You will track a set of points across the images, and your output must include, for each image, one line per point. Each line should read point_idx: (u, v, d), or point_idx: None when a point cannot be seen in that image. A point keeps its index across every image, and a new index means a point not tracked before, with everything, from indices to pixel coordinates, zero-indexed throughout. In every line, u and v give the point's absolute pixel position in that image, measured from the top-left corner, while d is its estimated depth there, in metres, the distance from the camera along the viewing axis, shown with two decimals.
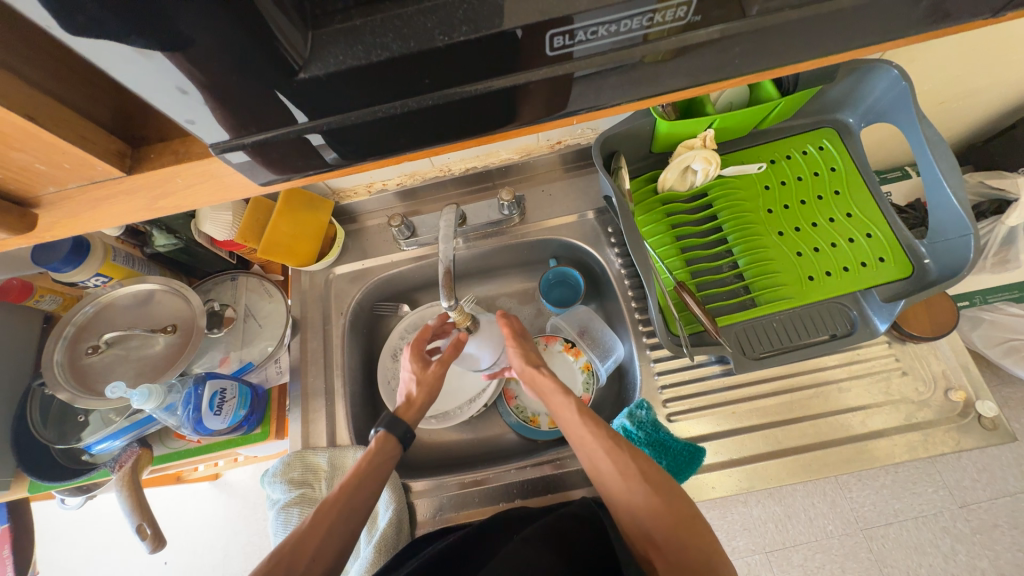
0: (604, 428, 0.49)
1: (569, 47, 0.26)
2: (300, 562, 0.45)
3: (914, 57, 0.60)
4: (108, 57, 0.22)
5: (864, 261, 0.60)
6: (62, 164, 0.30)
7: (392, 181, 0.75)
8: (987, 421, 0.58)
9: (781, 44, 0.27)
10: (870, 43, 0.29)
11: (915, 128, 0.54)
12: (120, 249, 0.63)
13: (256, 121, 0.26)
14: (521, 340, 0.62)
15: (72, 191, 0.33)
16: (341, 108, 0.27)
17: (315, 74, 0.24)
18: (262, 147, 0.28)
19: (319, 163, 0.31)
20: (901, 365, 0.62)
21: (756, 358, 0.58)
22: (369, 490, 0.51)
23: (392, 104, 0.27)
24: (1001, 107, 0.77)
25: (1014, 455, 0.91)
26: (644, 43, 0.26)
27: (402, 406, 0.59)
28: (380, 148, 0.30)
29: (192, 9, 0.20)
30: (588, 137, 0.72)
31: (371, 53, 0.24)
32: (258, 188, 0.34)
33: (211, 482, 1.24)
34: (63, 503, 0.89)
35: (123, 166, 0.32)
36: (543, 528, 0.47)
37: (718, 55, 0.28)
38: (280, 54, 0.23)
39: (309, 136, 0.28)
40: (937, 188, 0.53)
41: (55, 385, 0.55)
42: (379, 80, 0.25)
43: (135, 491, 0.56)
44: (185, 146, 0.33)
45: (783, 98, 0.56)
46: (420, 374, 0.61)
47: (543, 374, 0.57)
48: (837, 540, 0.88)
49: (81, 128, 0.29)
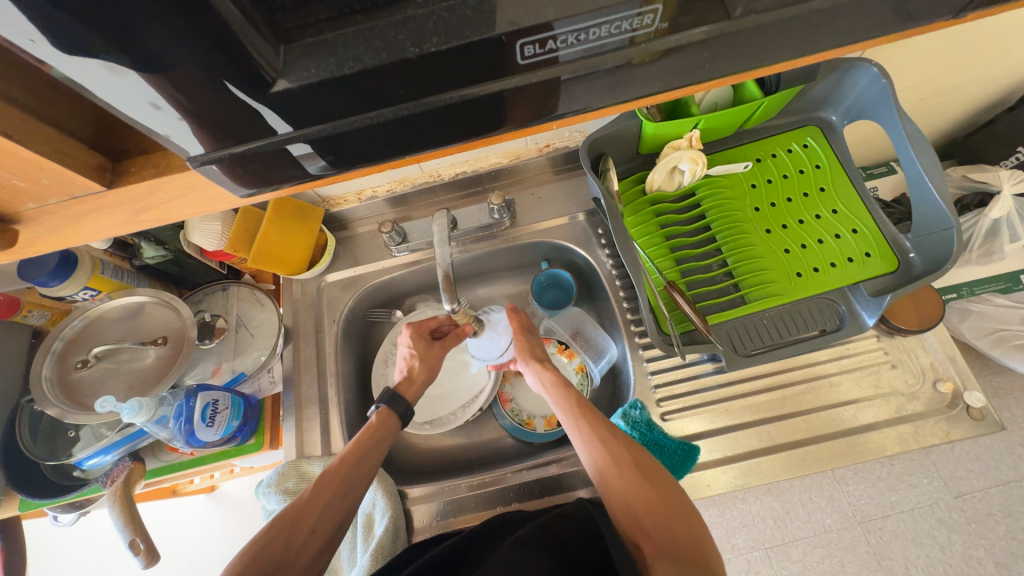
0: (600, 419, 0.53)
1: (541, 55, 0.26)
2: (300, 532, 0.47)
3: (891, 55, 0.61)
4: (80, 72, 0.22)
5: (851, 257, 0.61)
6: (42, 179, 0.31)
7: (381, 188, 0.76)
8: (975, 412, 0.59)
9: (753, 48, 0.28)
10: (839, 45, 0.29)
11: (895, 124, 0.55)
12: (108, 261, 0.62)
13: (234, 132, 0.26)
14: (526, 335, 0.66)
15: (53, 206, 0.34)
16: (319, 119, 0.27)
17: (287, 87, 0.24)
18: (242, 159, 0.28)
19: (301, 175, 0.31)
20: (890, 359, 0.63)
21: (747, 355, 0.59)
22: (369, 469, 0.54)
23: (368, 115, 0.27)
24: (980, 102, 0.78)
25: (1007, 444, 0.92)
26: (625, 49, 0.26)
27: (403, 383, 0.63)
28: (362, 158, 0.30)
29: (164, 24, 0.21)
30: (575, 140, 0.73)
31: (344, 65, 0.24)
32: (241, 200, 0.34)
33: (208, 494, 1.23)
34: (56, 520, 0.89)
35: (103, 180, 0.32)
36: (534, 531, 0.45)
37: (691, 61, 0.28)
38: (252, 68, 0.23)
39: (289, 148, 0.28)
40: (919, 183, 0.54)
41: (44, 401, 0.55)
42: (353, 91, 0.25)
43: (127, 506, 0.55)
44: (166, 159, 0.33)
45: (766, 98, 0.57)
46: (423, 356, 0.65)
47: (547, 368, 0.61)
48: (835, 534, 0.89)
49: (59, 143, 0.30)
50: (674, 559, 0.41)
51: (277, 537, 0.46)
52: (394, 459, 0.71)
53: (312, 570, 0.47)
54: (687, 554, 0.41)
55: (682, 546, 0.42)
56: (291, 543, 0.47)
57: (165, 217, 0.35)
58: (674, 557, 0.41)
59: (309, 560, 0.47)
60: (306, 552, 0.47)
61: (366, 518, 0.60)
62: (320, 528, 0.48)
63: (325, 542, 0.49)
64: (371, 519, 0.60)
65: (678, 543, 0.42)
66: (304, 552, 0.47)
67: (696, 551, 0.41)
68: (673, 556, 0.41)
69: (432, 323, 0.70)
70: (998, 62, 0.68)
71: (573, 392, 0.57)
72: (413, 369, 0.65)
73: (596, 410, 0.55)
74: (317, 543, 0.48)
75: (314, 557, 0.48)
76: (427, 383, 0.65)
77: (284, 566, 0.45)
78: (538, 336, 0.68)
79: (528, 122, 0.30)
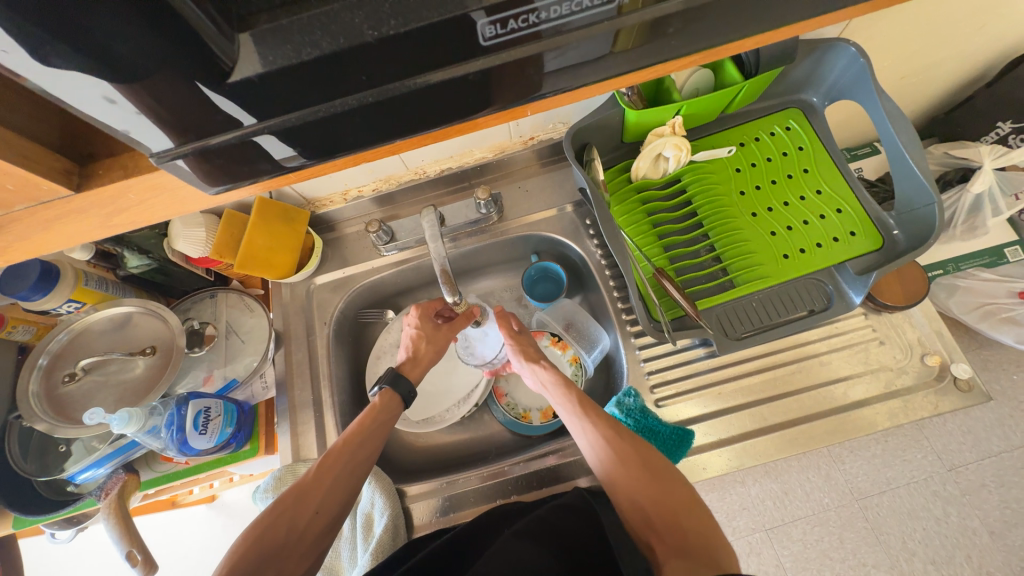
0: (605, 418, 0.53)
1: (502, 36, 0.25)
2: (305, 511, 0.47)
3: (866, 33, 0.62)
4: (25, 69, 0.21)
5: (836, 236, 0.61)
6: (5, 185, 0.29)
7: (367, 187, 0.75)
8: (963, 383, 0.60)
9: (724, 20, 0.28)
10: (809, 15, 0.29)
11: (875, 103, 0.56)
12: (91, 273, 0.62)
13: (200, 125, 0.26)
14: (521, 337, 0.66)
15: (20, 213, 0.32)
16: (283, 108, 0.26)
17: (246, 75, 0.24)
18: (211, 152, 0.27)
19: (273, 168, 0.30)
20: (878, 335, 0.63)
21: (738, 338, 0.59)
22: (372, 447, 0.54)
23: (333, 103, 0.26)
24: (959, 78, 0.79)
25: (996, 416, 0.94)
26: (612, 19, 0.26)
27: (406, 363, 0.63)
28: (336, 148, 0.30)
29: (111, 14, 0.20)
30: (560, 131, 0.73)
31: (302, 51, 0.24)
32: (214, 200, 0.33)
33: (208, 504, 1.22)
34: (54, 537, 0.88)
35: (71, 184, 0.31)
36: (532, 523, 0.46)
37: (661, 39, 0.28)
38: (209, 57, 0.23)
39: (258, 141, 0.27)
40: (901, 161, 0.55)
41: (32, 417, 0.54)
42: (312, 78, 0.25)
43: (122, 519, 0.55)
44: (134, 160, 0.32)
45: (746, 81, 0.56)
46: (429, 337, 0.65)
47: (548, 367, 0.61)
48: (834, 512, 0.90)
49: (22, 148, 0.29)
50: (684, 556, 0.41)
51: (281, 519, 0.46)
52: (391, 458, 0.71)
53: (315, 551, 0.47)
54: (697, 551, 0.41)
55: (692, 543, 0.42)
56: (295, 523, 0.46)
57: (137, 220, 0.34)
58: (685, 554, 0.41)
59: (312, 542, 0.47)
60: (310, 533, 0.47)
61: (365, 518, 0.60)
62: (326, 506, 0.48)
63: (328, 523, 0.49)
64: (370, 519, 0.60)
65: (687, 540, 0.42)
66: (309, 532, 0.47)
67: (708, 547, 0.41)
68: (685, 554, 0.41)
69: (438, 304, 0.69)
70: (976, 37, 0.68)
71: (575, 391, 0.57)
72: (419, 350, 0.65)
73: (599, 407, 0.54)
74: (322, 522, 0.48)
75: (316, 540, 0.47)
76: (431, 364, 0.66)
77: (287, 547, 0.45)
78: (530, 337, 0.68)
79: (504, 104, 0.30)
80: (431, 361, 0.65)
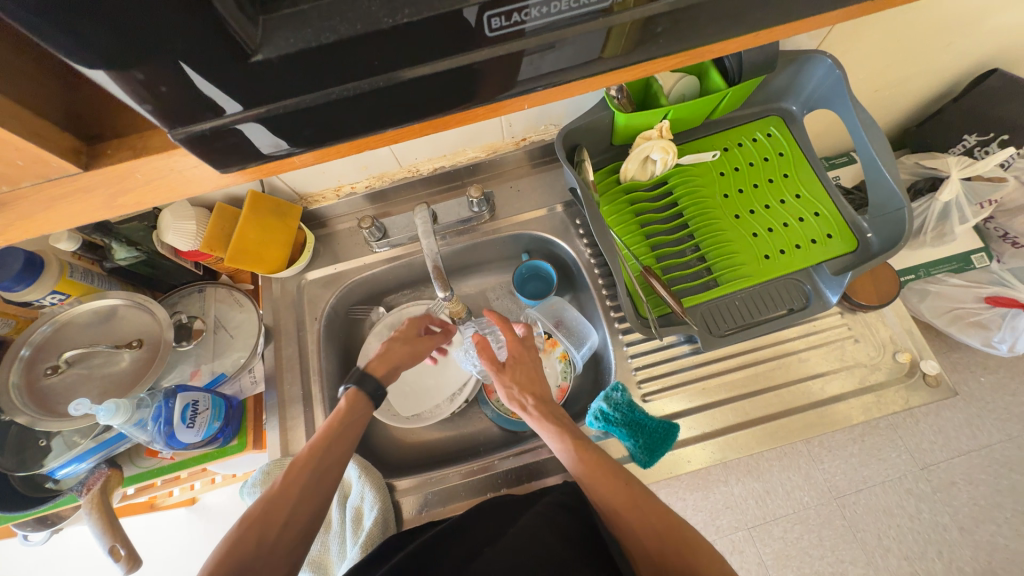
0: (615, 475, 0.49)
1: (508, 28, 0.25)
2: (274, 523, 0.47)
3: (842, 46, 0.65)
4: None
5: (814, 238, 0.64)
6: (12, 160, 0.26)
7: (360, 184, 0.75)
8: (931, 379, 0.63)
9: (709, 21, 0.28)
10: (792, 18, 0.30)
11: (850, 112, 0.59)
12: (77, 265, 0.61)
13: (185, 113, 0.24)
14: (513, 366, 0.61)
15: (26, 191, 0.28)
16: (268, 98, 0.25)
17: (268, 58, 0.23)
18: (204, 141, 0.26)
19: (252, 157, 0.29)
20: (852, 333, 0.66)
21: (722, 335, 0.62)
22: (341, 453, 0.53)
23: (345, 87, 0.26)
24: (927, 93, 0.83)
25: (965, 416, 0.98)
26: (602, 17, 0.26)
27: (376, 360, 0.62)
28: (328, 137, 0.29)
29: None
30: (552, 133, 0.74)
31: (321, 35, 0.23)
32: (222, 181, 0.31)
33: (188, 507, 1.19)
34: (25, 540, 0.85)
35: (79, 162, 0.27)
36: (532, 518, 0.49)
37: (649, 34, 0.28)
38: (229, 38, 0.21)
39: (240, 129, 0.26)
40: (874, 168, 0.58)
41: (12, 409, 0.53)
42: (324, 65, 0.24)
43: (106, 515, 0.55)
44: (145, 140, 0.28)
45: (729, 88, 0.58)
46: (406, 339, 0.66)
47: (548, 412, 0.57)
48: (813, 510, 0.93)
49: (30, 121, 0.25)
50: None
51: (250, 532, 0.46)
52: (381, 453, 0.71)
53: (291, 558, 0.47)
54: None
55: None
56: (266, 535, 0.46)
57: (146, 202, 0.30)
58: None
59: (287, 550, 0.47)
60: (282, 542, 0.47)
61: (354, 512, 0.60)
62: (295, 517, 0.48)
63: (301, 531, 0.49)
64: (359, 513, 0.60)
65: None
66: (280, 542, 0.47)
67: None
68: None
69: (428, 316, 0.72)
70: (944, 54, 0.72)
71: (570, 437, 0.53)
72: (392, 348, 0.65)
73: (609, 466, 0.50)
74: (294, 532, 0.48)
75: (290, 549, 0.47)
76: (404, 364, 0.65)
77: (258, 561, 0.45)
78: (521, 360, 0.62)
79: (492, 96, 0.30)
80: (407, 361, 0.65)
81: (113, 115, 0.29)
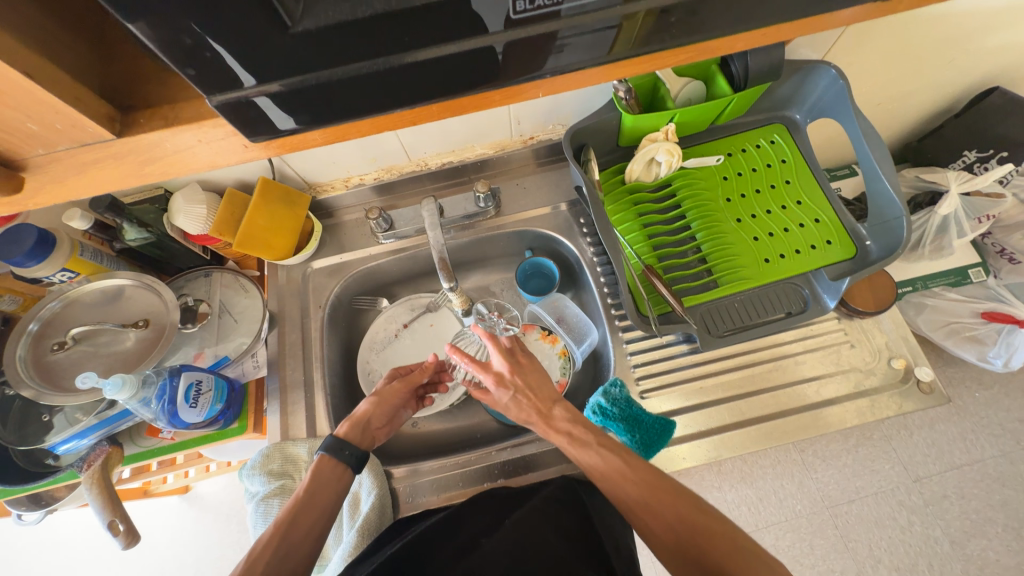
0: (607, 455, 0.51)
1: (531, 12, 0.26)
2: None
3: (849, 56, 0.66)
4: None
5: (814, 244, 0.65)
6: (50, 124, 0.27)
7: (369, 175, 0.76)
8: (925, 386, 0.63)
9: (721, 13, 0.29)
10: (798, 16, 0.31)
11: (852, 121, 0.60)
12: (87, 244, 0.62)
13: (216, 82, 0.25)
14: (505, 391, 0.58)
15: (61, 155, 0.29)
16: (295, 70, 0.26)
17: (305, 29, 0.24)
18: (229, 111, 0.27)
19: (274, 130, 0.30)
20: (849, 339, 0.67)
21: (720, 335, 0.63)
22: (311, 510, 0.50)
23: (370, 62, 0.27)
24: (929, 108, 0.85)
25: (959, 430, 0.99)
26: (621, 6, 0.27)
27: (346, 425, 0.58)
28: (346, 114, 0.30)
29: None
30: (559, 132, 0.76)
31: (356, 9, 0.24)
32: (245, 157, 0.31)
33: (181, 495, 1.19)
34: (19, 519, 0.85)
35: (113, 129, 0.28)
36: (530, 512, 0.50)
37: (663, 25, 0.29)
38: (269, 6, 0.22)
39: (260, 101, 0.27)
40: (875, 176, 0.59)
41: (18, 382, 0.53)
42: (353, 39, 0.25)
43: (105, 490, 0.56)
44: (176, 111, 0.29)
45: (735, 94, 0.59)
46: (378, 396, 0.62)
47: (559, 433, 0.54)
48: (805, 519, 0.93)
49: (70, 86, 0.26)
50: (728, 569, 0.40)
51: None
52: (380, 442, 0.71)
53: None
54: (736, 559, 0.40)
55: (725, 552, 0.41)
56: None
57: (172, 172, 0.31)
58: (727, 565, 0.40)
59: None
60: None
61: (352, 499, 0.61)
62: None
63: None
64: (357, 499, 0.61)
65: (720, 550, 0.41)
66: None
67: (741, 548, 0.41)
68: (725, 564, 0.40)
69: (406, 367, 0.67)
70: (947, 70, 0.74)
71: (562, 440, 0.54)
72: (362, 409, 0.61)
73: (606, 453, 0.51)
74: None
75: None
76: (378, 421, 0.61)
77: None
78: (499, 380, 0.59)
79: (510, 79, 0.31)
80: (381, 418, 0.61)
81: (147, 85, 0.30)
